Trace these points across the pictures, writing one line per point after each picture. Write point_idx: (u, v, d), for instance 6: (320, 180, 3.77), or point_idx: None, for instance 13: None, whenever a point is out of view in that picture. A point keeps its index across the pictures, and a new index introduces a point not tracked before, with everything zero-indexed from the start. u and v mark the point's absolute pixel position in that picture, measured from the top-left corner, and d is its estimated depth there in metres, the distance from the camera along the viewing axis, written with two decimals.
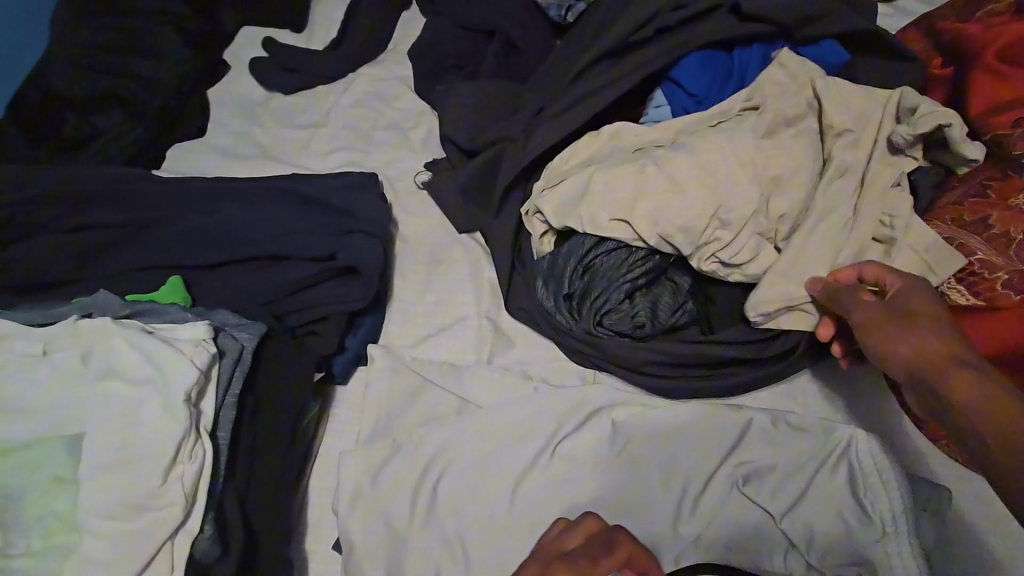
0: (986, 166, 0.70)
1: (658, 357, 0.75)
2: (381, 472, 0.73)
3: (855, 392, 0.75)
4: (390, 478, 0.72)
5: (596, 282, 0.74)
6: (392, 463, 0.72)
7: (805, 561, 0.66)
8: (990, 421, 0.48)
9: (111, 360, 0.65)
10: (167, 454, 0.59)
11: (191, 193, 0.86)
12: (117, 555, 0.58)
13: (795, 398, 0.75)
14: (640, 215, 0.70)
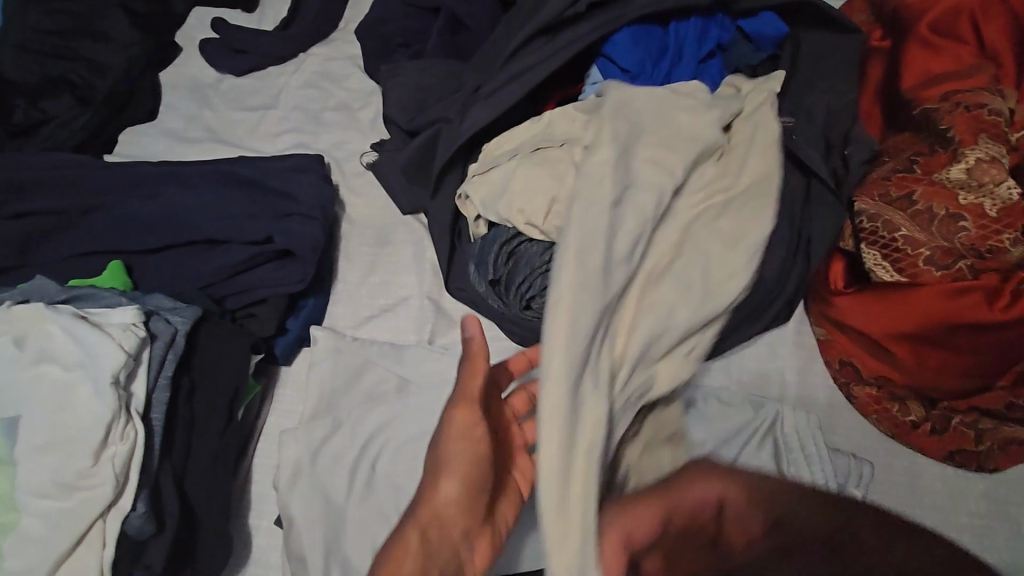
0: (913, 142, 0.68)
1: None
2: (321, 450, 0.75)
3: (787, 366, 0.75)
4: (329, 457, 0.74)
5: (520, 269, 0.75)
6: (330, 443, 0.74)
7: None
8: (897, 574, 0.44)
9: (47, 343, 0.66)
10: (96, 436, 0.60)
11: (135, 179, 0.86)
12: (49, 533, 0.59)
13: (728, 374, 0.75)
14: (556, 208, 0.71)
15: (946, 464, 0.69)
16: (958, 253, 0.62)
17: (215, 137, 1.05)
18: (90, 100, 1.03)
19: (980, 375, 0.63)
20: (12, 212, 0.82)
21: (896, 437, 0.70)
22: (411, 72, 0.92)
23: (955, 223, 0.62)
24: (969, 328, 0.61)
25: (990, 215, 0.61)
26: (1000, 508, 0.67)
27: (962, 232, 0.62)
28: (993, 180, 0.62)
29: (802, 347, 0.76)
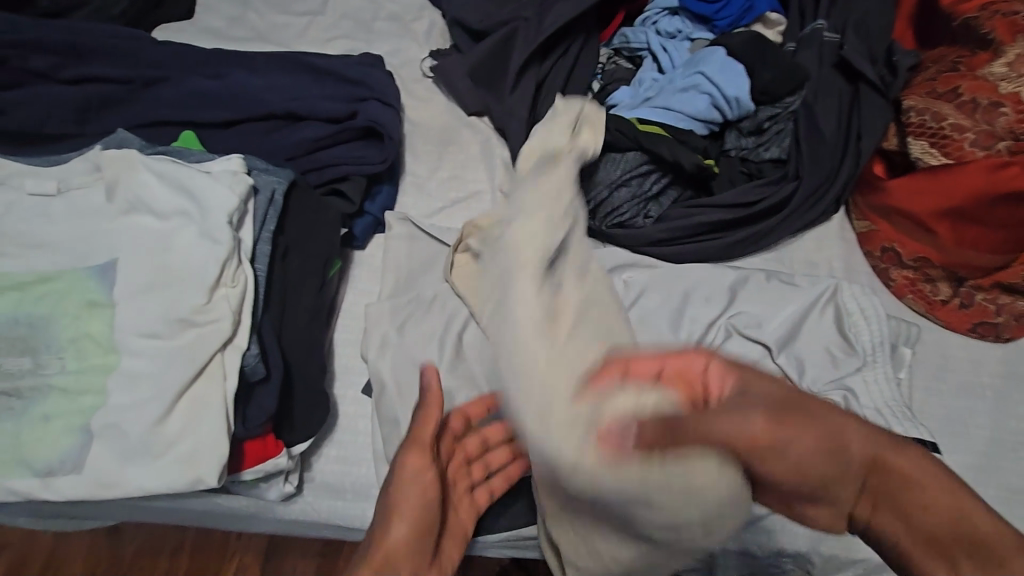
0: (955, 49, 0.77)
1: (661, 240, 0.77)
2: (407, 324, 0.76)
3: (844, 252, 0.82)
4: (417, 329, 0.75)
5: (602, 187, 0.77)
6: (417, 314, 0.76)
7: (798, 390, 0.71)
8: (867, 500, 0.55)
9: (139, 192, 0.65)
10: (211, 274, 0.60)
11: (198, 58, 0.84)
12: (161, 368, 0.59)
13: (788, 259, 0.81)
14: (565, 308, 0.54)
15: (969, 336, 0.78)
16: (1000, 135, 0.72)
17: (261, 38, 1.03)
18: None
19: (1007, 245, 0.75)
20: (71, 75, 0.78)
21: (934, 315, 0.78)
22: None
23: (996, 109, 0.71)
24: (1006, 200, 0.72)
25: None
26: (1017, 371, 0.77)
27: (1003, 117, 0.71)
28: None
29: (844, 238, 0.82)
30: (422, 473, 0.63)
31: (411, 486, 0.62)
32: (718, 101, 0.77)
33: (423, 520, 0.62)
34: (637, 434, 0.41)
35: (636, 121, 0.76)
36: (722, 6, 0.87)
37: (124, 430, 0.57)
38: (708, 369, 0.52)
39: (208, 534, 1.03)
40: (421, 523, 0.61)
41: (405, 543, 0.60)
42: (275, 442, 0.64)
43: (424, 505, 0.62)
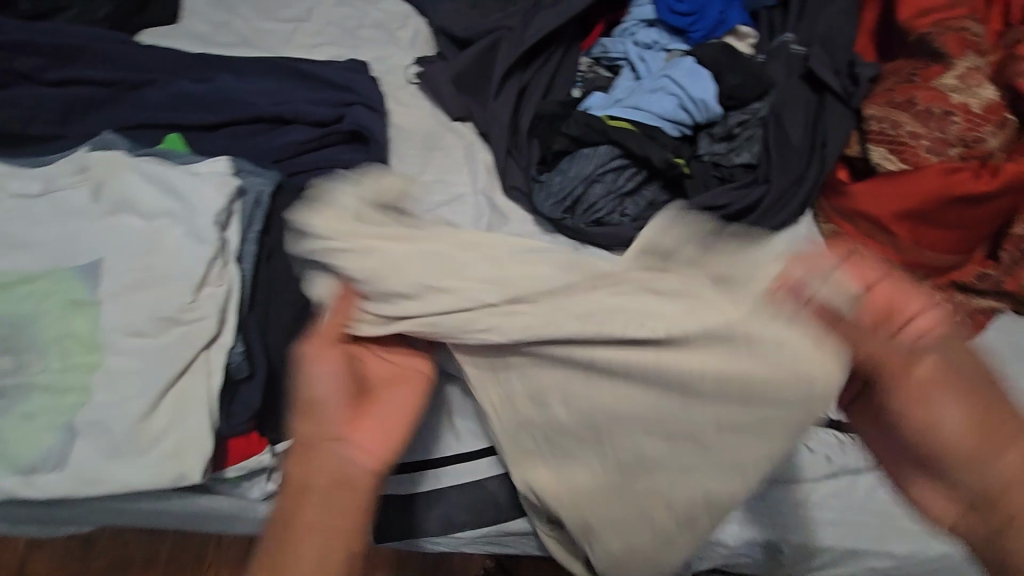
0: (911, 61, 0.82)
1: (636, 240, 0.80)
2: None
3: None
4: None
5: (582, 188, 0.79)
6: None
7: None
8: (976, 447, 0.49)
9: (125, 193, 0.65)
10: (196, 273, 0.61)
11: (184, 62, 0.85)
12: (144, 366, 0.59)
13: None
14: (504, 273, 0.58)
15: None
16: (951, 142, 0.77)
17: (247, 43, 1.04)
18: None
19: (959, 246, 0.79)
20: (54, 77, 0.78)
21: None
22: None
23: (948, 118, 0.77)
24: (961, 201, 0.76)
25: (976, 111, 0.76)
26: None
27: (954, 125, 0.76)
28: (977, 84, 0.77)
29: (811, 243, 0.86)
30: (319, 447, 0.51)
31: (310, 461, 0.50)
32: (686, 103, 0.79)
33: (342, 496, 0.49)
34: (809, 305, 0.51)
35: (605, 117, 0.79)
36: (696, 18, 0.91)
37: (109, 426, 0.57)
38: (915, 312, 0.50)
39: (186, 539, 1.02)
40: (348, 497, 0.49)
41: (320, 519, 0.48)
42: (258, 439, 0.64)
43: (340, 481, 0.50)
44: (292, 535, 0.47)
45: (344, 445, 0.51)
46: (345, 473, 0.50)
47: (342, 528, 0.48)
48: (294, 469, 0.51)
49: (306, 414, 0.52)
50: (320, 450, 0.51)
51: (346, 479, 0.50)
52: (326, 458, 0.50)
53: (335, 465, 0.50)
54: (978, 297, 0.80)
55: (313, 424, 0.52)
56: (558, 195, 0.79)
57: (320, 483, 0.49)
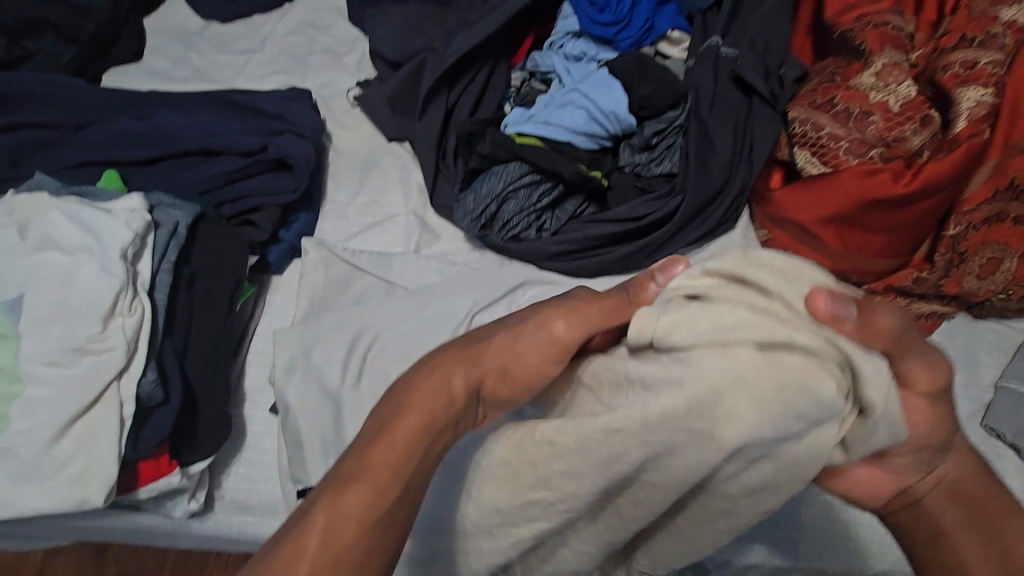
0: (836, 60, 0.81)
1: (556, 253, 0.80)
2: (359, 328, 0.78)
3: None
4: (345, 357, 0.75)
5: (500, 205, 0.79)
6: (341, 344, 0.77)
7: None
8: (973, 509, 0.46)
9: (48, 230, 0.69)
10: (104, 305, 0.64)
11: (127, 101, 0.89)
12: (55, 395, 0.62)
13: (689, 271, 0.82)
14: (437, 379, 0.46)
15: None
16: (871, 143, 0.74)
17: (201, 76, 1.09)
18: (75, 38, 1.06)
19: (888, 251, 0.76)
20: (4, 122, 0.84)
21: None
22: (397, 13, 1.00)
23: (867, 118, 0.75)
24: (883, 206, 0.73)
25: (895, 109, 0.74)
26: None
27: (873, 125, 0.74)
28: (895, 82, 0.75)
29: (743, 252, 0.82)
30: (509, 332, 0.48)
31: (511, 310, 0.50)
32: (596, 115, 0.79)
33: (494, 343, 0.47)
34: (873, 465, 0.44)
35: (515, 135, 0.80)
36: (621, 27, 0.91)
37: (20, 452, 0.61)
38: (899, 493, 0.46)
39: (185, 558, 1.02)
40: (474, 357, 0.46)
41: (517, 345, 0.47)
42: (167, 462, 0.67)
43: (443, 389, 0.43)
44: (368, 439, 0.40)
45: (560, 328, 0.47)
46: (534, 328, 0.47)
47: (371, 515, 0.36)
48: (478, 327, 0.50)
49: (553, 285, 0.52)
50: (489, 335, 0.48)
51: (513, 351, 0.47)
52: (481, 349, 0.47)
53: (422, 397, 0.42)
54: (922, 302, 0.75)
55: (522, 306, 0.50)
56: (473, 215, 0.80)
57: (448, 382, 0.44)
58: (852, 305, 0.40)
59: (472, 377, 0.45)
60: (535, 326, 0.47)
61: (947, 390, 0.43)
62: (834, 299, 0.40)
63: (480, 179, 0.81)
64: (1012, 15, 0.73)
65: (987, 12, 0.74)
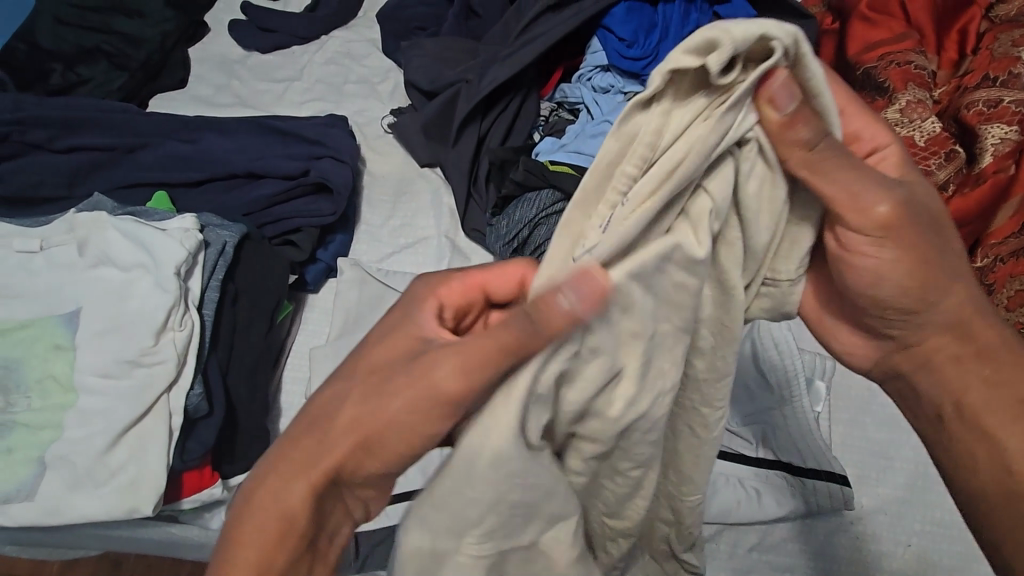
0: (861, 96, 0.84)
1: None
2: None
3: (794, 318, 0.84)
4: None
5: (535, 232, 0.82)
6: None
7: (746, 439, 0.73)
8: (969, 352, 0.46)
9: (105, 248, 0.73)
10: (157, 319, 0.67)
11: (175, 124, 0.94)
12: (108, 406, 0.65)
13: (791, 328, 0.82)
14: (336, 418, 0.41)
15: None
16: None
17: (243, 102, 1.14)
18: (127, 66, 1.12)
19: None
20: (62, 145, 0.89)
21: None
22: (432, 45, 1.05)
23: None
24: None
25: (920, 143, 0.76)
26: None
27: None
28: (920, 117, 0.77)
29: None
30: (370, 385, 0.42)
31: (377, 340, 0.45)
32: None
33: (361, 389, 0.42)
34: (883, 325, 0.47)
35: (548, 163, 0.83)
36: (648, 61, 0.94)
37: (75, 460, 0.63)
38: (925, 357, 0.47)
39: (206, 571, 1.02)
40: (322, 436, 0.41)
41: (390, 398, 0.40)
42: (210, 473, 0.69)
43: (304, 465, 0.41)
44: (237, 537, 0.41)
45: (447, 376, 0.38)
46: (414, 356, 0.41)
47: None
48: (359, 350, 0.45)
49: (406, 309, 0.46)
50: (354, 381, 0.43)
51: (394, 390, 0.40)
52: (330, 424, 0.41)
53: (256, 517, 0.41)
54: None
55: (376, 339, 0.45)
56: (506, 239, 0.82)
57: (295, 456, 0.41)
58: (799, 101, 0.32)
59: (321, 466, 0.40)
60: (394, 366, 0.42)
61: (902, 232, 0.41)
62: (787, 76, 0.32)
63: (514, 206, 0.84)
64: None
65: (1008, 53, 0.77)
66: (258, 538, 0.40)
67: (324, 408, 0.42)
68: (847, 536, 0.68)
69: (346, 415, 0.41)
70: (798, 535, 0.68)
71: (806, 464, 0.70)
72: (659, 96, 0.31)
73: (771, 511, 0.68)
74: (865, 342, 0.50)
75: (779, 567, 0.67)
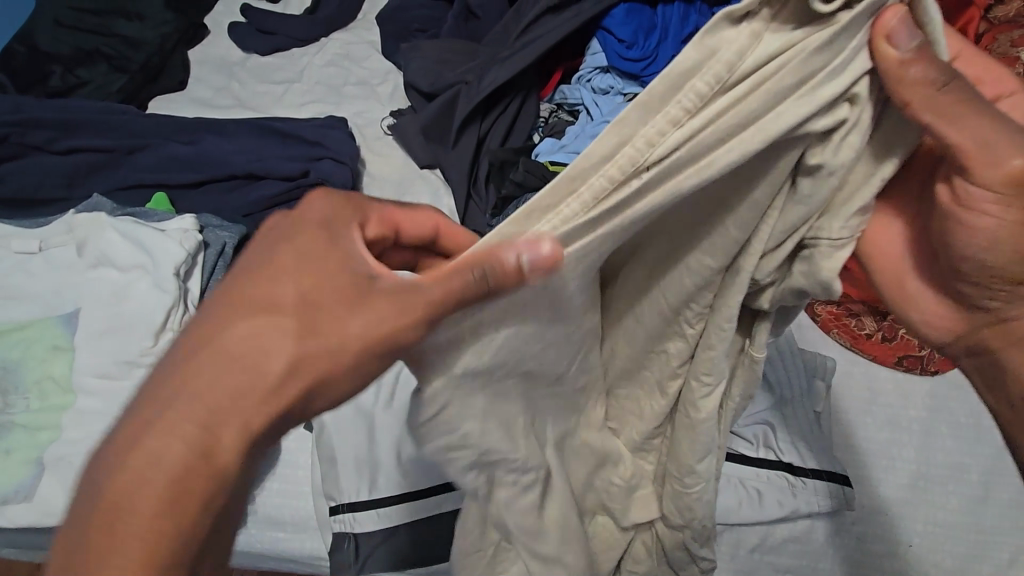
0: None
1: None
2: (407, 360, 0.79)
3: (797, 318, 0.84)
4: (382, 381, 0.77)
5: None
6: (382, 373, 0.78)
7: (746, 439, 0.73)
8: None
9: (104, 248, 0.73)
10: (156, 320, 0.67)
11: (175, 125, 0.93)
12: (106, 406, 0.65)
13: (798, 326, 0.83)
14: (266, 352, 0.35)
15: (897, 369, 0.78)
16: None
17: (242, 104, 1.14)
18: (127, 68, 1.12)
19: None
20: (62, 147, 0.89)
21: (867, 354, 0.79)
22: (431, 47, 1.05)
23: None
24: None
25: None
26: (943, 405, 0.76)
27: None
28: None
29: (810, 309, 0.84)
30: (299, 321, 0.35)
31: (264, 264, 0.37)
32: None
33: (285, 321, 0.35)
34: (982, 293, 0.42)
35: (548, 164, 0.83)
36: (648, 62, 0.94)
37: (73, 461, 0.63)
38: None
39: None
40: (253, 374, 0.35)
41: (339, 324, 0.35)
42: None
43: (232, 408, 0.34)
44: (121, 516, 0.32)
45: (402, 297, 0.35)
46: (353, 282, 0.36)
47: None
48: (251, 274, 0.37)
49: (297, 220, 0.39)
50: (281, 312, 0.36)
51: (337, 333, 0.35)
52: (262, 361, 0.35)
53: (159, 475, 0.33)
54: None
55: (267, 264, 0.37)
56: None
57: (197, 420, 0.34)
58: (918, 41, 0.31)
59: (259, 407, 0.35)
60: (318, 296, 0.36)
61: None
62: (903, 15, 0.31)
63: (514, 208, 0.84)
64: None
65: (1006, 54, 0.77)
66: (160, 503, 0.32)
67: (244, 341, 0.35)
68: (848, 537, 0.68)
69: (283, 347, 0.35)
70: (800, 536, 0.68)
71: (806, 464, 0.70)
72: (754, 15, 0.29)
73: (773, 511, 0.68)
74: (954, 314, 0.44)
75: (778, 566, 0.67)
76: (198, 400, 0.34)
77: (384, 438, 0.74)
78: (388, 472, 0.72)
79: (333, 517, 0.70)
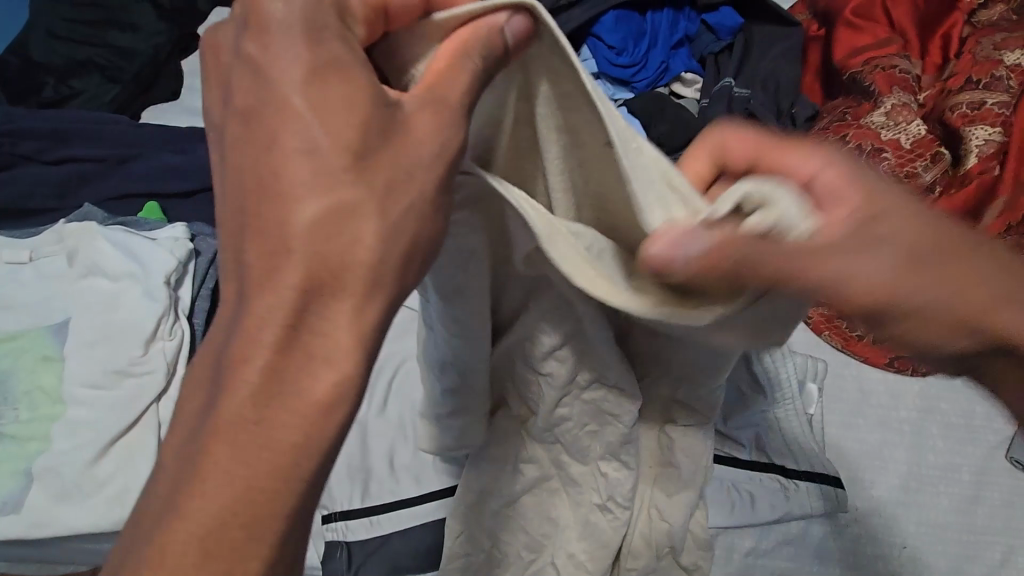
0: (848, 100, 0.85)
1: None
2: (398, 366, 0.79)
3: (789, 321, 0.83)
4: (375, 388, 0.78)
5: None
6: (375, 382, 0.78)
7: (740, 442, 0.72)
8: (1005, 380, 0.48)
9: (94, 257, 0.73)
10: (146, 330, 0.68)
11: (166, 134, 0.94)
12: (96, 416, 0.65)
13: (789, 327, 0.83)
14: (344, 203, 0.31)
15: (889, 370, 0.78)
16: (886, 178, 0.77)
17: None
18: (120, 78, 1.12)
19: None
20: (53, 157, 0.89)
21: (859, 354, 0.79)
22: None
23: (880, 154, 0.78)
24: None
25: (908, 147, 0.77)
26: (933, 406, 0.76)
27: (886, 161, 0.77)
28: (904, 121, 0.78)
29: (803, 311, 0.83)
30: (357, 181, 0.32)
31: (262, 139, 0.32)
32: None
33: (341, 181, 0.31)
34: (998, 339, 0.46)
35: None
36: (638, 68, 0.95)
37: (63, 471, 0.62)
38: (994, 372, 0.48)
39: None
40: (340, 228, 0.31)
41: (400, 148, 0.32)
42: None
43: (337, 267, 0.32)
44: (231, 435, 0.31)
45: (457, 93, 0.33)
46: (386, 110, 0.32)
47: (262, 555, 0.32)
48: (265, 159, 0.32)
49: (261, 48, 0.32)
50: (329, 165, 0.31)
51: (402, 178, 0.32)
52: (343, 213, 0.31)
53: (290, 389, 0.31)
54: None
55: (269, 132, 0.32)
56: None
57: (286, 322, 0.31)
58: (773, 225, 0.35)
59: (367, 251, 0.32)
60: (365, 145, 0.32)
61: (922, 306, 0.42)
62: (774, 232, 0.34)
63: None
64: (1014, 60, 0.78)
65: (989, 56, 0.79)
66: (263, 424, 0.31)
67: (313, 199, 0.31)
68: (843, 540, 0.68)
69: (357, 183, 0.32)
70: (794, 538, 0.68)
71: (799, 466, 0.70)
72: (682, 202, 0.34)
73: (766, 513, 0.68)
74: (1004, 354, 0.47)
75: (773, 569, 0.67)
76: (288, 276, 0.31)
77: (377, 444, 0.74)
78: (381, 477, 0.72)
79: (325, 525, 0.70)
